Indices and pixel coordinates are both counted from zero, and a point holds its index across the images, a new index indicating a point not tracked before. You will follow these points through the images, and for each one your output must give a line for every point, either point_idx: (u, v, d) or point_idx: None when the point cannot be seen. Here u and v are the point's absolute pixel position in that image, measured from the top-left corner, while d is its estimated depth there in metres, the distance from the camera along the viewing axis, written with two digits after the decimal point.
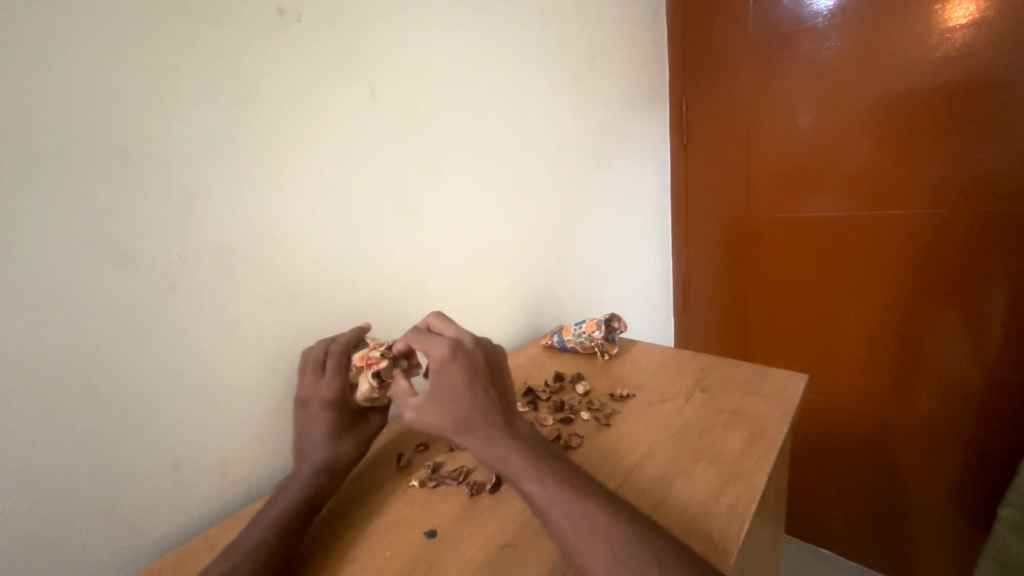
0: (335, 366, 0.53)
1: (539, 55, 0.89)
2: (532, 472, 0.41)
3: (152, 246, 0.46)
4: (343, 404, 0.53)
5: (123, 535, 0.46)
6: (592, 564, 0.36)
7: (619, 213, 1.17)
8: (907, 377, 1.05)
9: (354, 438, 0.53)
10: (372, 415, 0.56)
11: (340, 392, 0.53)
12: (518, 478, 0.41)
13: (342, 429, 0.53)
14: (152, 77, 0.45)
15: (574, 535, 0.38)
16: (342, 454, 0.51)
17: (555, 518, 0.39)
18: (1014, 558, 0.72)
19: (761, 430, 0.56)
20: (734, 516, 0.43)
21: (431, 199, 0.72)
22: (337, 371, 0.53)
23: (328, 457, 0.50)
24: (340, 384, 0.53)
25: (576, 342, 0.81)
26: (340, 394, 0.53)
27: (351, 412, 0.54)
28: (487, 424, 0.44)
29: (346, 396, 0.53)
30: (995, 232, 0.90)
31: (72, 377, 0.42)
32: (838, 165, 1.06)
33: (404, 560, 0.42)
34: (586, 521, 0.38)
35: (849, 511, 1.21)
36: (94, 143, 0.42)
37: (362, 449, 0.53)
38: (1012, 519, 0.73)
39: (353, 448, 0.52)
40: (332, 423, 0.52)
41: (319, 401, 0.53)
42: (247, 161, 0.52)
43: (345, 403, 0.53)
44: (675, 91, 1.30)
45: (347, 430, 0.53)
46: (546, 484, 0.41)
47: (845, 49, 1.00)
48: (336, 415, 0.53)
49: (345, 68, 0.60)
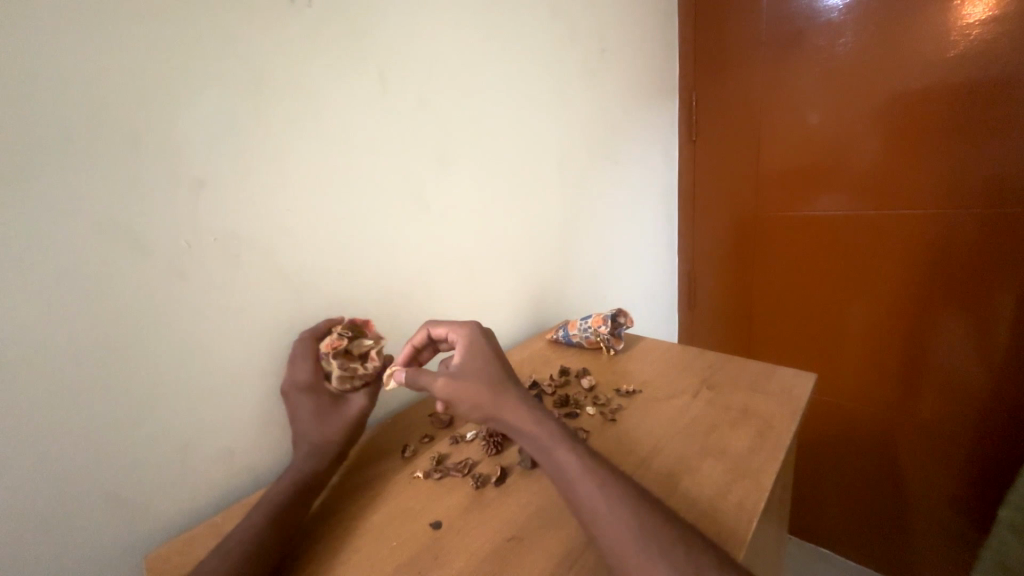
0: (304, 351, 0.54)
1: (549, 46, 0.88)
2: (564, 448, 0.42)
3: (159, 233, 0.46)
4: (318, 387, 0.53)
5: (129, 522, 0.46)
6: (618, 537, 0.36)
7: (626, 208, 1.16)
8: (911, 378, 1.05)
9: (337, 421, 0.52)
10: (354, 395, 0.54)
11: (313, 376, 0.53)
12: (552, 451, 0.42)
13: (323, 412, 0.52)
14: (163, 60, 0.45)
15: (606, 509, 0.38)
16: (329, 437, 0.50)
17: (585, 493, 0.39)
18: (1011, 559, 0.72)
19: (767, 428, 0.55)
20: (740, 514, 0.43)
21: (438, 191, 0.71)
22: (307, 355, 0.54)
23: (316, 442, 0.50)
24: (311, 368, 0.53)
25: (582, 336, 0.81)
26: (312, 377, 0.53)
27: (330, 395, 0.53)
28: (514, 393, 0.45)
29: (320, 380, 0.53)
30: (1004, 233, 0.89)
31: (79, 363, 0.42)
32: (847, 163, 1.05)
33: (408, 552, 0.42)
34: (607, 495, 0.38)
35: (849, 511, 1.21)
36: (104, 127, 0.42)
37: (349, 431, 0.52)
38: (1009, 520, 0.73)
39: (342, 432, 0.51)
40: (312, 407, 0.52)
41: (297, 387, 0.53)
42: (254, 148, 0.52)
43: (320, 387, 0.53)
44: (684, 86, 1.29)
45: (329, 412, 0.52)
46: (579, 459, 0.41)
47: (860, 45, 0.99)
48: (315, 399, 0.52)
49: (354, 56, 0.59)
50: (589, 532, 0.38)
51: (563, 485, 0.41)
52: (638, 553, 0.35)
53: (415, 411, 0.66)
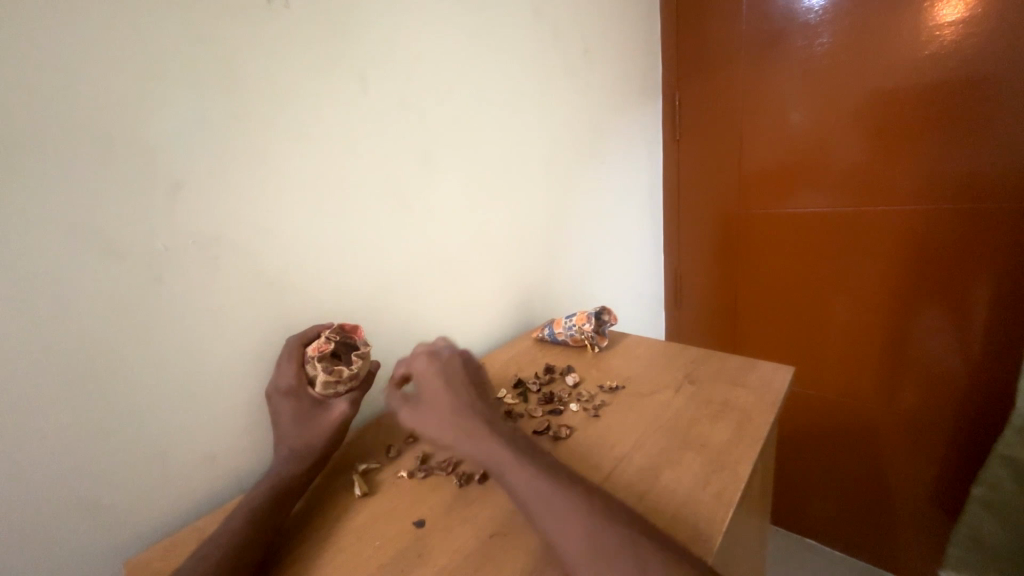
0: (290, 354, 0.54)
1: (533, 47, 0.89)
2: (517, 472, 0.42)
3: (137, 236, 0.45)
4: (299, 392, 0.52)
5: (110, 529, 0.46)
6: (581, 538, 0.37)
7: (612, 207, 1.17)
8: (893, 371, 1.07)
9: (318, 425, 0.50)
10: (337, 401, 0.52)
11: (297, 380, 0.52)
12: (505, 475, 0.42)
13: (304, 417, 0.51)
14: (135, 60, 0.44)
15: (560, 525, 0.38)
16: (308, 442, 0.50)
17: (540, 515, 0.39)
18: (984, 536, 0.81)
19: (746, 420, 0.57)
20: (718, 503, 0.44)
21: (421, 191, 0.71)
22: (290, 358, 0.53)
23: (297, 446, 0.49)
24: (295, 373, 0.53)
25: (567, 334, 0.81)
26: (296, 381, 0.52)
27: (311, 400, 0.52)
28: (475, 424, 0.46)
29: (303, 385, 0.52)
30: (981, 228, 0.92)
31: (59, 368, 0.42)
32: (828, 161, 1.07)
33: (392, 550, 0.42)
34: (572, 500, 0.39)
35: (835, 503, 1.23)
36: (76, 128, 0.41)
37: (329, 436, 0.50)
38: (983, 499, 0.81)
39: (321, 436, 0.50)
40: (294, 412, 0.51)
41: (280, 391, 0.52)
42: (233, 148, 0.51)
43: (302, 391, 0.52)
44: (667, 86, 1.30)
45: (310, 417, 0.51)
46: (533, 482, 0.41)
47: (837, 46, 1.01)
48: (296, 403, 0.52)
49: (333, 56, 0.59)
50: (549, 541, 0.39)
51: (519, 502, 0.41)
52: (599, 553, 0.36)
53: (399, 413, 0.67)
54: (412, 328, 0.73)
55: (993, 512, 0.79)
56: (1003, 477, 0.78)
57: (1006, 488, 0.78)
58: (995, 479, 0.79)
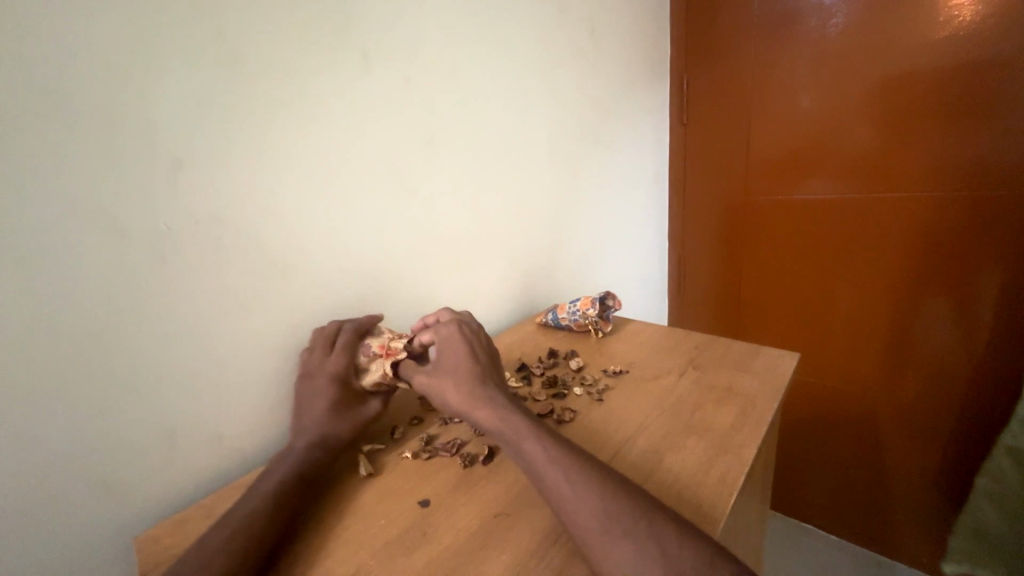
0: (344, 344, 0.54)
1: (539, 28, 0.87)
2: (530, 439, 0.43)
3: (139, 215, 0.45)
4: (346, 381, 0.53)
5: (120, 506, 0.47)
6: (584, 518, 0.37)
7: (617, 193, 1.16)
8: (895, 359, 1.07)
9: (352, 418, 0.52)
10: (372, 399, 0.55)
11: (347, 370, 0.53)
12: (518, 442, 0.43)
13: (342, 407, 0.52)
14: (134, 33, 0.43)
15: (569, 493, 0.39)
16: (338, 432, 0.50)
17: (550, 480, 0.40)
18: (987, 527, 0.81)
19: (750, 405, 0.57)
20: (721, 486, 0.45)
21: (425, 174, 0.70)
22: (347, 348, 0.54)
23: (321, 431, 0.49)
24: (346, 362, 0.53)
25: (571, 320, 0.81)
26: (344, 371, 0.53)
27: (352, 393, 0.53)
28: (487, 392, 0.47)
29: (350, 375, 0.53)
30: (990, 216, 0.91)
31: (66, 347, 0.42)
32: (837, 147, 1.05)
33: (399, 527, 0.43)
34: (576, 480, 0.40)
35: (833, 488, 1.25)
36: (75, 103, 0.40)
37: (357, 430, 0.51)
38: (987, 490, 0.81)
39: (351, 428, 0.51)
40: (334, 400, 0.51)
41: (325, 374, 0.53)
42: (234, 126, 0.50)
43: (348, 382, 0.53)
44: (675, 69, 1.27)
45: (348, 408, 0.52)
46: (545, 450, 0.42)
47: (852, 27, 0.98)
48: (339, 391, 0.52)
49: (335, 33, 0.57)
50: (555, 508, 0.39)
51: (529, 468, 0.42)
52: (601, 534, 0.36)
53: (403, 395, 0.67)
54: (416, 311, 0.73)
55: (997, 504, 0.80)
56: (1006, 468, 0.78)
57: (1009, 479, 0.77)
58: (998, 469, 0.79)
